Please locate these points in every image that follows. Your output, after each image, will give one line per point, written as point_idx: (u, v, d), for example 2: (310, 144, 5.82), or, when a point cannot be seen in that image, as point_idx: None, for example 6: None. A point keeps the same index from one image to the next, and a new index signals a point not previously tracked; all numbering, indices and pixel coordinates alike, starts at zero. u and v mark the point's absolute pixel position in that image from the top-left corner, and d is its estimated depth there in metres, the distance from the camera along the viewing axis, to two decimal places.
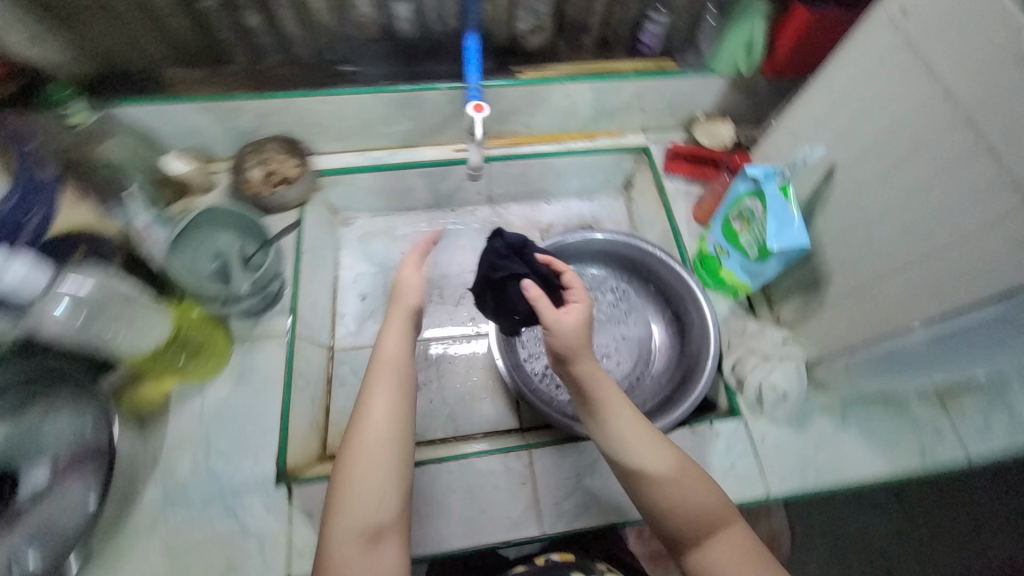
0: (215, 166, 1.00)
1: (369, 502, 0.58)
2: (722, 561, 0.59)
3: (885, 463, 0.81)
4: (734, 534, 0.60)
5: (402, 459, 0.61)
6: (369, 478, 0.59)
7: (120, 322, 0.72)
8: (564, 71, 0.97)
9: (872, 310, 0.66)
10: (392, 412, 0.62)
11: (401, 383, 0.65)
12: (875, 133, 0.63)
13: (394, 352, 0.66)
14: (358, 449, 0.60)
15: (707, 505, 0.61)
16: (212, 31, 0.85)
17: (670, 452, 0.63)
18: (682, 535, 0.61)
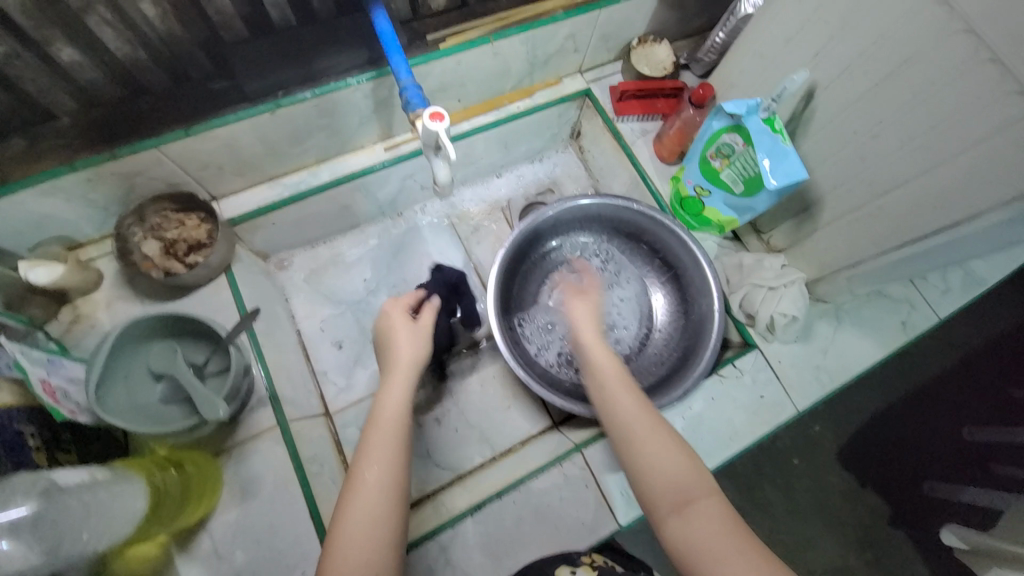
0: (84, 252, 0.79)
1: (362, 568, 0.50)
2: (695, 534, 0.53)
3: (880, 345, 0.87)
4: (710, 505, 0.55)
5: (398, 518, 0.54)
6: (365, 540, 0.51)
7: (96, 509, 0.50)
8: (489, 27, 0.82)
9: (876, 225, 0.67)
10: (391, 465, 0.56)
11: (400, 443, 0.58)
12: (856, 48, 0.60)
13: (396, 406, 0.61)
14: (347, 516, 0.53)
15: (682, 472, 0.58)
16: (17, 82, 0.61)
17: (652, 421, 0.62)
18: (658, 503, 0.57)
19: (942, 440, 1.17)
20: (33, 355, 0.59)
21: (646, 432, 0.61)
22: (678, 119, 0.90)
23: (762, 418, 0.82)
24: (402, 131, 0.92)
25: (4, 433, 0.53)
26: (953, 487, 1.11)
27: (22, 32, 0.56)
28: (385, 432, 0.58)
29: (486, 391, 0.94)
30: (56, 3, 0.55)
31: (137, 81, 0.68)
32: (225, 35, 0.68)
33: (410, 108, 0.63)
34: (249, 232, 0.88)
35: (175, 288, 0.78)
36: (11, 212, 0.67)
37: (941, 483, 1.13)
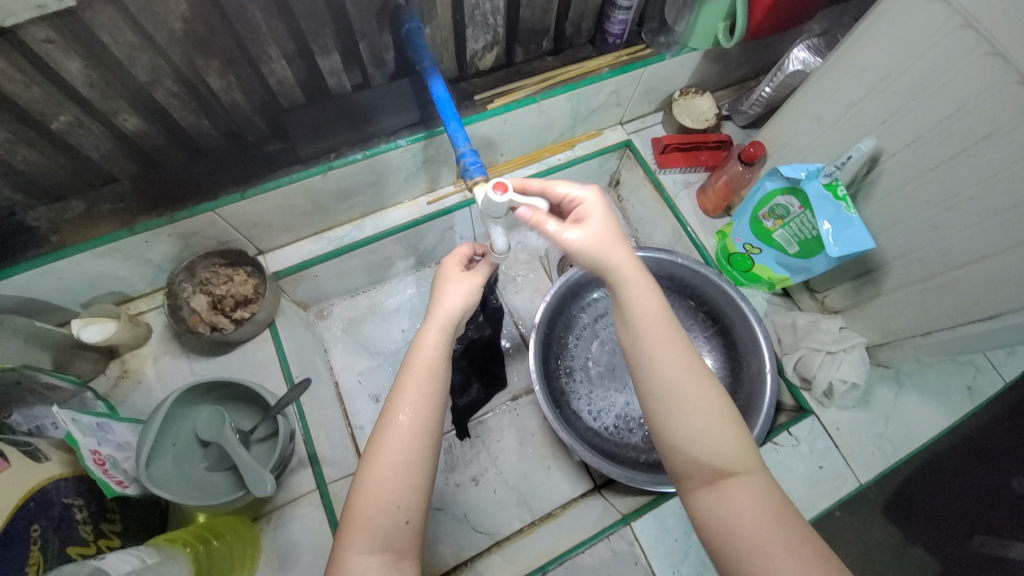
0: (133, 305, 0.81)
1: (391, 511, 0.51)
2: (730, 513, 0.49)
3: (945, 414, 0.80)
4: (752, 482, 0.50)
5: (425, 467, 0.53)
6: (392, 486, 0.51)
7: None
8: (535, 86, 0.83)
9: (953, 296, 0.64)
10: (420, 408, 0.53)
11: (435, 389, 0.55)
12: (928, 121, 0.59)
13: (432, 352, 0.56)
14: (375, 465, 0.52)
15: (725, 443, 0.51)
16: (81, 149, 0.63)
17: (697, 380, 0.52)
18: (692, 471, 0.51)
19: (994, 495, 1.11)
20: (83, 421, 0.59)
21: (691, 390, 0.52)
22: (725, 173, 0.90)
23: (821, 490, 0.77)
24: (444, 184, 0.93)
25: (50, 510, 0.53)
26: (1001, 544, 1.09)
27: (90, 103, 0.58)
28: (423, 381, 0.54)
29: (524, 448, 0.91)
30: (127, 77, 0.57)
31: (193, 144, 0.70)
32: (283, 101, 0.70)
33: (466, 175, 0.62)
34: (292, 284, 0.89)
35: (221, 343, 0.78)
36: (68, 271, 0.69)
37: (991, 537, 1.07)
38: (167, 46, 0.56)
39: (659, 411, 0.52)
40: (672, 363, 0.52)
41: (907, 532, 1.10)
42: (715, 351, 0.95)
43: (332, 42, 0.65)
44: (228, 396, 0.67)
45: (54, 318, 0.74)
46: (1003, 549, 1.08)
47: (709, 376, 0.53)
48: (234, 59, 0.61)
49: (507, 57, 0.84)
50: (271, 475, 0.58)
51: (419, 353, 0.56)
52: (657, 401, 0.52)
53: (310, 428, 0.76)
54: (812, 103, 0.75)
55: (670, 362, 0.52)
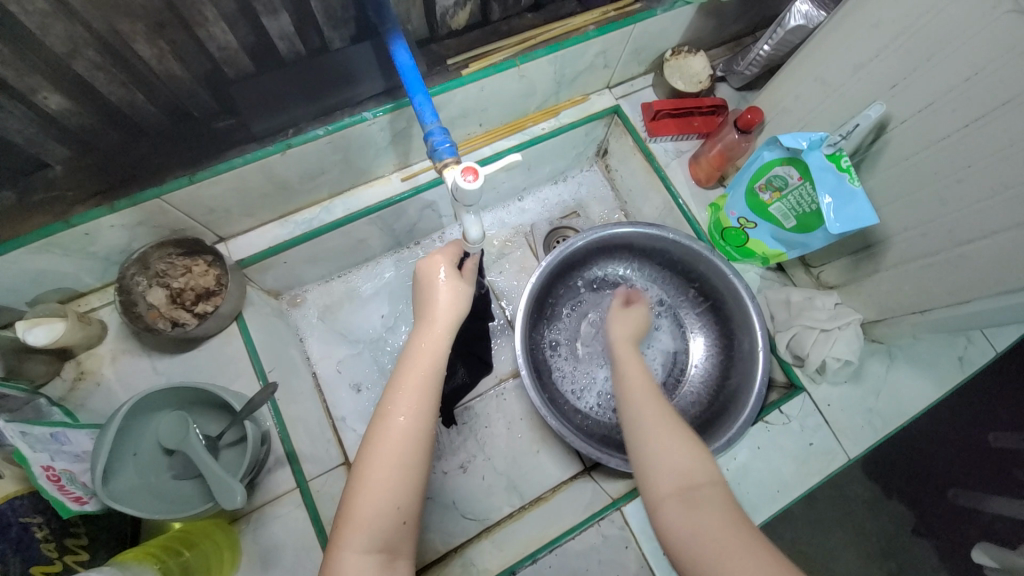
0: (84, 301, 0.75)
1: (388, 514, 0.50)
2: (698, 524, 0.49)
3: (936, 386, 0.78)
4: (716, 492, 0.52)
5: (423, 468, 0.53)
6: (393, 486, 0.50)
7: None
8: (514, 49, 0.75)
9: (957, 272, 0.62)
10: (418, 411, 0.53)
11: (431, 393, 0.55)
12: (944, 83, 0.54)
13: (433, 353, 0.57)
14: (369, 465, 0.51)
15: (688, 458, 0.54)
16: (2, 134, 0.55)
17: (664, 404, 0.59)
18: (660, 487, 0.53)
19: (973, 451, 1.13)
20: (34, 433, 0.55)
21: (658, 414, 0.58)
22: (719, 142, 0.84)
23: (811, 467, 0.76)
24: (419, 159, 0.86)
25: (6, 531, 0.50)
26: (976, 495, 1.10)
27: (5, 83, 0.50)
28: (421, 386, 0.55)
29: (513, 433, 0.89)
30: (42, 49, 0.49)
31: (134, 124, 0.62)
32: (229, 70, 0.62)
33: (437, 156, 0.56)
34: (259, 272, 0.83)
35: (185, 339, 0.74)
36: (4, 271, 0.62)
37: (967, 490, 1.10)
38: (82, 10, 0.48)
39: (636, 433, 0.57)
40: (641, 391, 0.60)
41: (887, 489, 1.13)
42: (706, 328, 0.92)
43: (279, 1, 0.57)
44: (192, 400, 0.63)
45: None
46: (979, 498, 1.09)
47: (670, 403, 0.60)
48: (165, 23, 0.53)
49: (483, 15, 0.75)
50: (241, 485, 0.55)
51: (415, 358, 0.56)
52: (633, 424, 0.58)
53: (285, 425, 0.72)
54: (817, 64, 0.69)
55: (639, 388, 0.61)
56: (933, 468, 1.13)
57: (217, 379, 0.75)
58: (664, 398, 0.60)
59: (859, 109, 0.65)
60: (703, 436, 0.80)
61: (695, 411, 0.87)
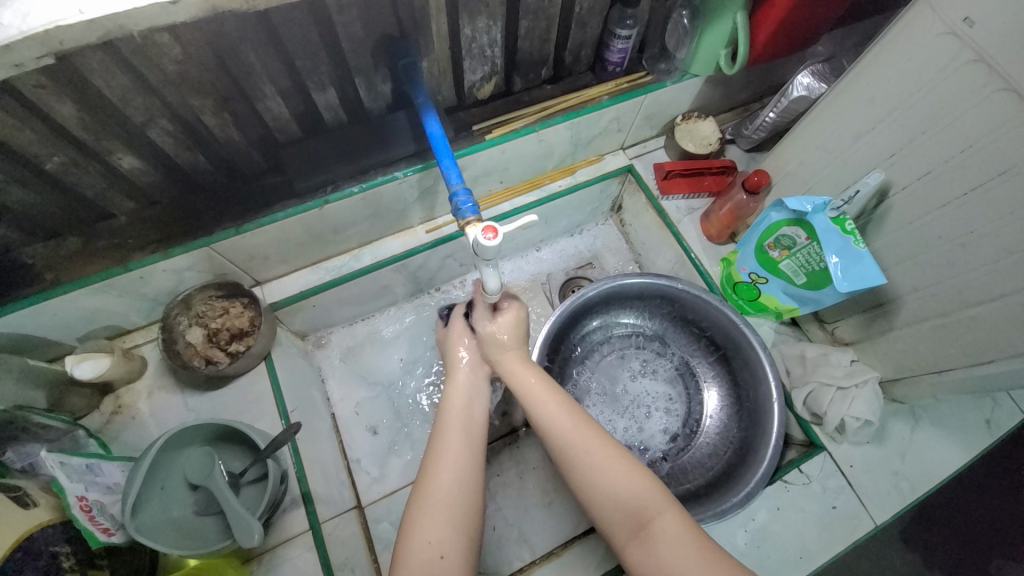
0: (129, 338, 0.81)
1: (426, 548, 0.54)
2: (658, 556, 0.53)
3: (963, 452, 0.75)
4: (670, 521, 0.55)
5: (473, 512, 0.57)
6: (437, 524, 0.55)
7: None
8: (534, 116, 0.82)
9: (972, 333, 0.62)
10: (459, 455, 0.59)
11: (467, 440, 0.61)
12: (942, 153, 0.58)
13: (463, 405, 0.64)
14: (421, 509, 0.56)
15: (632, 489, 0.56)
16: (77, 187, 0.63)
17: (594, 436, 0.60)
18: (617, 529, 0.56)
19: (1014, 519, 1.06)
20: (71, 464, 0.58)
21: (590, 448, 0.59)
22: (729, 201, 0.88)
23: (835, 533, 0.73)
24: (444, 213, 0.92)
25: (38, 559, 0.52)
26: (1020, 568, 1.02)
27: (85, 144, 0.58)
28: (458, 436, 0.61)
29: (525, 482, 0.89)
30: (122, 119, 0.57)
31: (189, 179, 0.70)
32: (279, 135, 0.70)
33: (460, 215, 0.61)
34: (290, 315, 0.88)
35: (216, 377, 0.78)
36: (62, 309, 0.68)
37: (1010, 563, 1.02)
38: (162, 87, 0.56)
39: (577, 475, 0.59)
40: (569, 429, 0.60)
41: (923, 559, 1.05)
42: (720, 379, 0.92)
43: (328, 78, 0.65)
44: (218, 436, 0.67)
45: (47, 353, 0.73)
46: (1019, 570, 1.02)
47: (599, 430, 0.61)
48: (229, 96, 0.61)
49: (507, 87, 0.83)
50: (259, 523, 0.57)
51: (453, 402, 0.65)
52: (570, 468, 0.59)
53: (304, 466, 0.74)
54: (818, 133, 0.73)
55: (563, 420, 0.61)
56: (970, 536, 1.06)
57: (242, 418, 0.78)
58: (592, 424, 0.62)
59: (862, 174, 0.68)
60: (719, 490, 0.79)
61: (711, 464, 0.86)
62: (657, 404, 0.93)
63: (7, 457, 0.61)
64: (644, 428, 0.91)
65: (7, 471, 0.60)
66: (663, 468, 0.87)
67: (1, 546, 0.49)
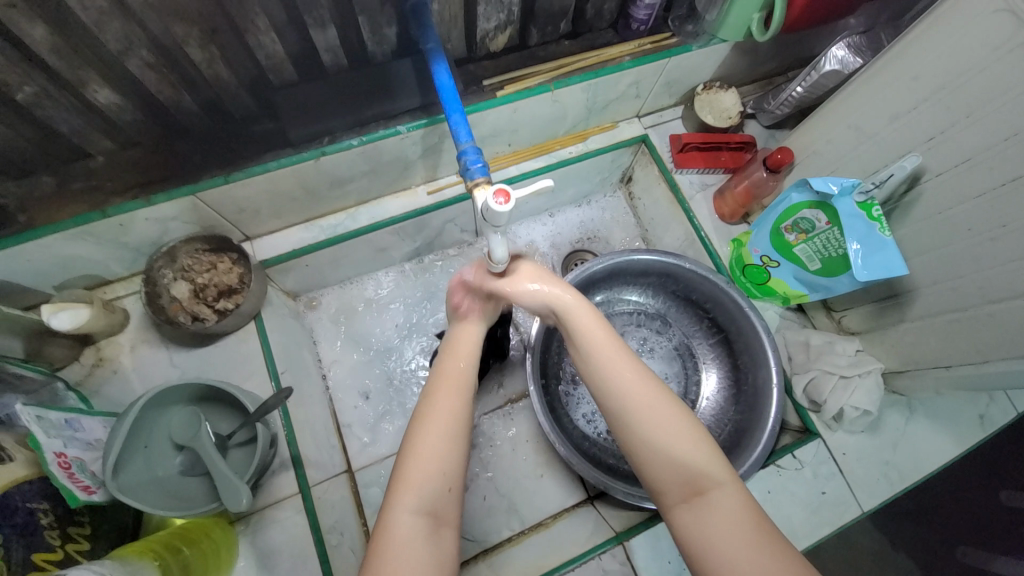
0: (110, 289, 0.77)
1: (434, 477, 0.49)
2: (709, 528, 0.47)
3: (955, 445, 0.76)
4: (729, 495, 0.48)
5: (469, 441, 0.53)
6: (442, 448, 0.50)
7: None
8: (549, 74, 0.76)
9: (987, 329, 0.61)
10: (467, 388, 0.55)
11: (472, 372, 0.57)
12: (983, 140, 0.54)
13: (471, 345, 0.59)
14: (426, 426, 0.51)
15: (691, 454, 0.50)
16: (50, 122, 0.57)
17: (657, 390, 0.53)
18: (666, 490, 0.50)
19: (983, 508, 1.09)
20: (48, 419, 0.55)
21: (649, 401, 0.52)
22: (747, 178, 0.84)
23: (822, 518, 0.74)
24: (447, 173, 0.87)
25: (13, 515, 0.50)
26: (988, 555, 1.06)
27: (58, 74, 0.52)
28: (460, 373, 0.56)
29: (517, 453, 0.88)
30: (97, 45, 0.51)
31: (174, 120, 0.64)
32: (273, 77, 0.64)
33: (469, 175, 0.57)
34: (281, 273, 0.84)
35: (203, 334, 0.75)
36: (36, 255, 0.64)
37: (975, 548, 1.06)
38: (142, 12, 0.50)
39: (627, 427, 0.52)
40: (630, 376, 0.53)
41: (892, 541, 1.09)
42: (719, 361, 0.91)
43: (329, 15, 0.59)
44: (204, 396, 0.64)
45: (22, 301, 0.69)
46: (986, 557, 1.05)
47: (659, 383, 0.54)
48: (217, 29, 0.55)
49: (521, 39, 0.77)
50: (248, 487, 0.55)
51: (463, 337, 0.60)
52: (621, 419, 0.52)
53: (294, 429, 0.72)
54: (850, 112, 0.69)
55: (622, 367, 0.54)
56: (939, 521, 1.09)
57: (229, 377, 0.76)
58: (654, 379, 0.54)
59: (893, 159, 0.65)
60: None
61: None
62: None
63: None
64: None
65: None
66: None
67: None
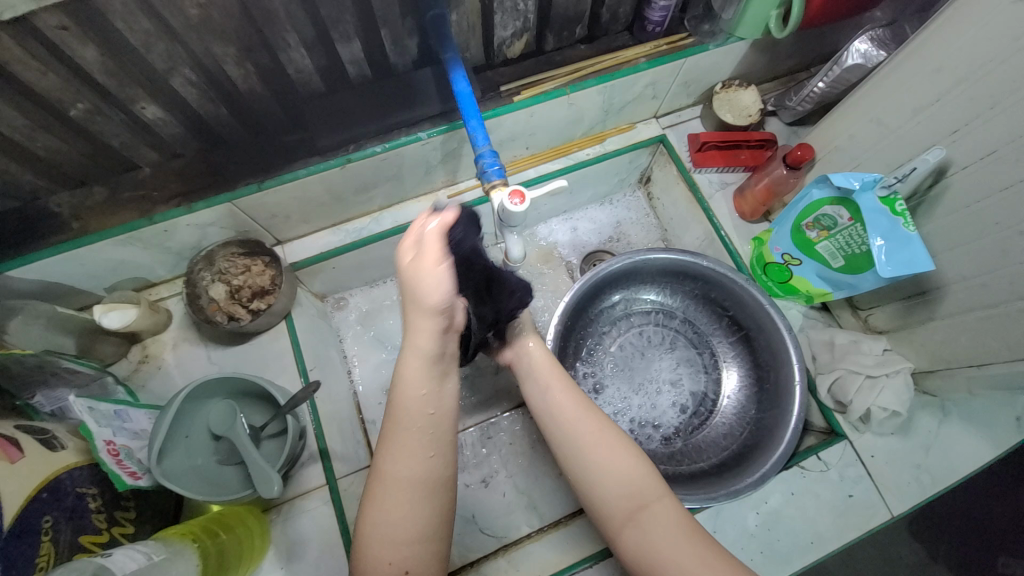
0: (154, 291, 0.82)
1: (386, 567, 0.48)
2: (652, 543, 0.51)
3: (993, 450, 0.72)
4: (666, 507, 0.53)
5: (426, 519, 0.50)
6: (392, 541, 0.49)
7: None
8: (564, 79, 0.78)
9: (1020, 327, 0.59)
10: (423, 457, 0.51)
11: (430, 433, 0.51)
12: (1009, 131, 0.53)
13: (421, 395, 0.51)
14: (380, 509, 0.49)
15: (628, 474, 0.55)
16: (102, 136, 0.62)
17: (595, 418, 0.60)
18: (613, 512, 0.54)
19: None
20: (99, 409, 0.60)
21: (591, 431, 0.58)
22: (767, 176, 0.83)
23: (849, 521, 0.72)
24: (466, 177, 0.90)
25: (64, 499, 0.55)
26: None
27: (109, 92, 0.57)
28: (416, 430, 0.51)
29: (536, 452, 0.89)
30: (143, 65, 0.56)
31: (212, 132, 0.69)
32: (302, 89, 0.68)
33: (486, 177, 0.59)
34: (310, 275, 0.89)
35: (237, 333, 0.79)
36: (89, 259, 0.69)
37: (1020, 561, 1.01)
38: (183, 33, 0.54)
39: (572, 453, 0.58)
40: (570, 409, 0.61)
41: (930, 551, 1.04)
42: (740, 360, 0.90)
43: (353, 29, 0.62)
44: (239, 390, 0.68)
45: (77, 302, 0.75)
46: None
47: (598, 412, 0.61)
48: (251, 46, 0.59)
49: (538, 45, 0.79)
50: (279, 476, 0.59)
51: (414, 390, 0.51)
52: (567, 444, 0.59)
53: (322, 423, 0.75)
54: (873, 106, 0.68)
55: (567, 403, 0.61)
56: (982, 532, 1.04)
57: (263, 374, 0.80)
58: (597, 412, 0.61)
59: (917, 152, 0.64)
60: (734, 471, 0.78)
61: (726, 444, 0.85)
62: (667, 377, 0.92)
63: (36, 400, 0.63)
64: (659, 404, 0.90)
65: (35, 414, 0.63)
66: (676, 445, 0.87)
67: (27, 487, 0.52)
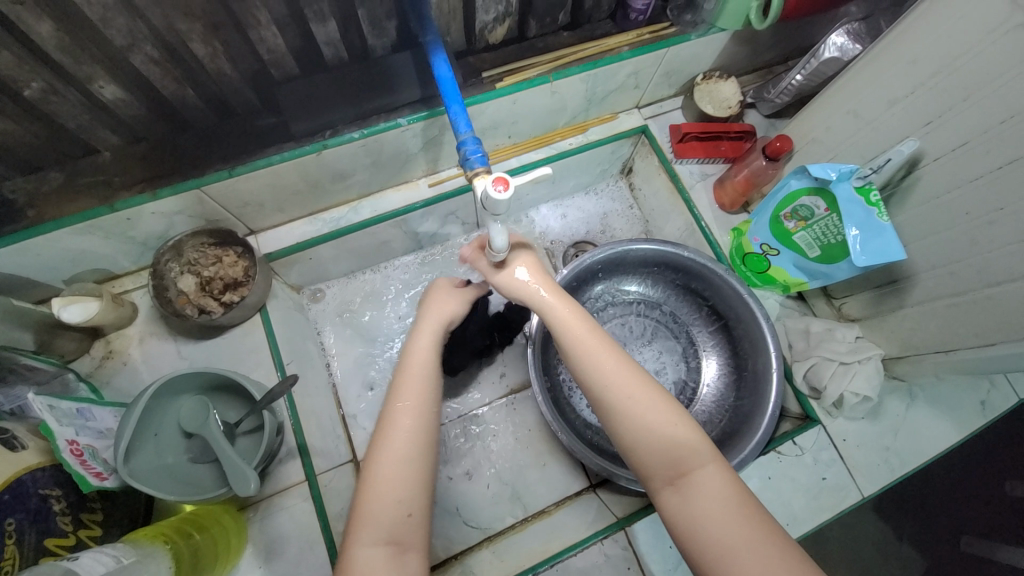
0: (118, 283, 0.78)
1: (393, 506, 0.51)
2: (694, 504, 0.52)
3: (955, 432, 0.76)
4: (710, 473, 0.53)
5: (428, 466, 0.54)
6: (399, 484, 0.51)
7: None
8: (547, 66, 0.76)
9: (985, 313, 0.61)
10: (422, 409, 0.56)
11: (433, 390, 0.58)
12: (978, 124, 0.55)
13: (427, 354, 0.60)
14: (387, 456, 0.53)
15: (674, 439, 0.55)
16: (57, 118, 0.58)
17: (635, 378, 0.58)
18: (653, 473, 0.55)
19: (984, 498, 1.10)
20: (61, 408, 0.57)
21: (631, 393, 0.57)
22: (746, 167, 0.84)
23: (822, 503, 0.74)
24: (447, 166, 0.88)
25: (26, 502, 0.52)
26: (988, 543, 1.07)
27: (64, 70, 0.53)
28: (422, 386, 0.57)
29: (520, 443, 0.89)
30: (102, 41, 0.52)
31: (178, 115, 0.65)
32: (275, 71, 0.65)
33: (469, 165, 0.57)
34: (285, 266, 0.86)
35: (210, 326, 0.76)
36: (44, 250, 0.65)
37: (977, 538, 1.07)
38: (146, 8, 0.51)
39: (612, 415, 0.57)
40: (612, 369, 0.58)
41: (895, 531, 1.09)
42: (719, 349, 0.92)
43: (329, 9, 0.59)
44: (212, 385, 0.66)
45: (34, 295, 0.71)
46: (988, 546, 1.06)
47: (645, 376, 0.58)
48: (220, 23, 0.56)
49: (520, 31, 0.77)
50: (255, 473, 0.57)
51: (417, 354, 0.60)
52: (604, 406, 0.58)
53: (300, 419, 0.73)
54: (850, 99, 0.69)
55: (604, 364, 0.58)
56: (942, 512, 1.10)
57: (237, 369, 0.77)
58: (643, 374, 0.59)
59: (891, 143, 0.65)
60: None
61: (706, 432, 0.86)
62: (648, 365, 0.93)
63: None
64: None
65: None
66: None
67: None
